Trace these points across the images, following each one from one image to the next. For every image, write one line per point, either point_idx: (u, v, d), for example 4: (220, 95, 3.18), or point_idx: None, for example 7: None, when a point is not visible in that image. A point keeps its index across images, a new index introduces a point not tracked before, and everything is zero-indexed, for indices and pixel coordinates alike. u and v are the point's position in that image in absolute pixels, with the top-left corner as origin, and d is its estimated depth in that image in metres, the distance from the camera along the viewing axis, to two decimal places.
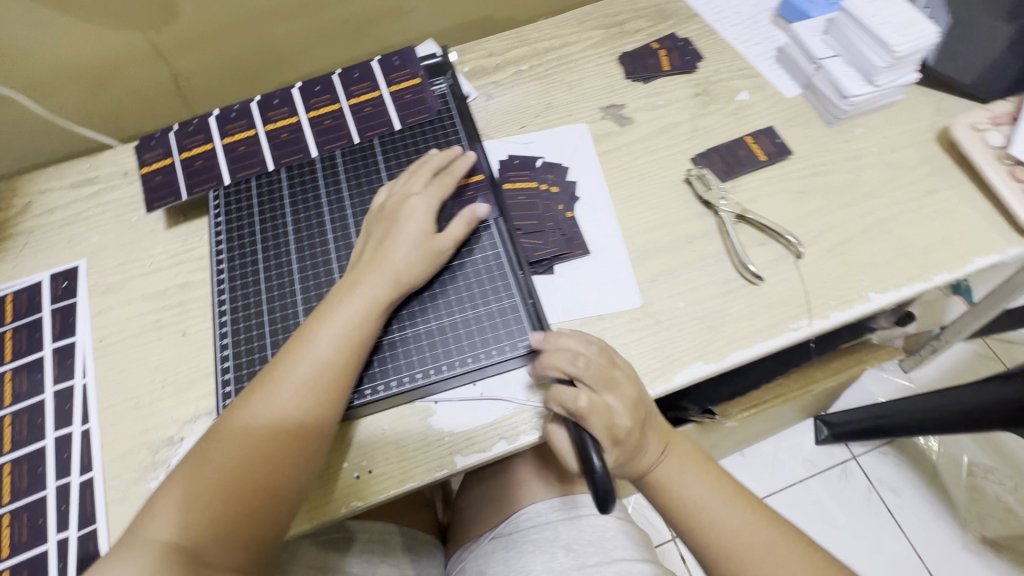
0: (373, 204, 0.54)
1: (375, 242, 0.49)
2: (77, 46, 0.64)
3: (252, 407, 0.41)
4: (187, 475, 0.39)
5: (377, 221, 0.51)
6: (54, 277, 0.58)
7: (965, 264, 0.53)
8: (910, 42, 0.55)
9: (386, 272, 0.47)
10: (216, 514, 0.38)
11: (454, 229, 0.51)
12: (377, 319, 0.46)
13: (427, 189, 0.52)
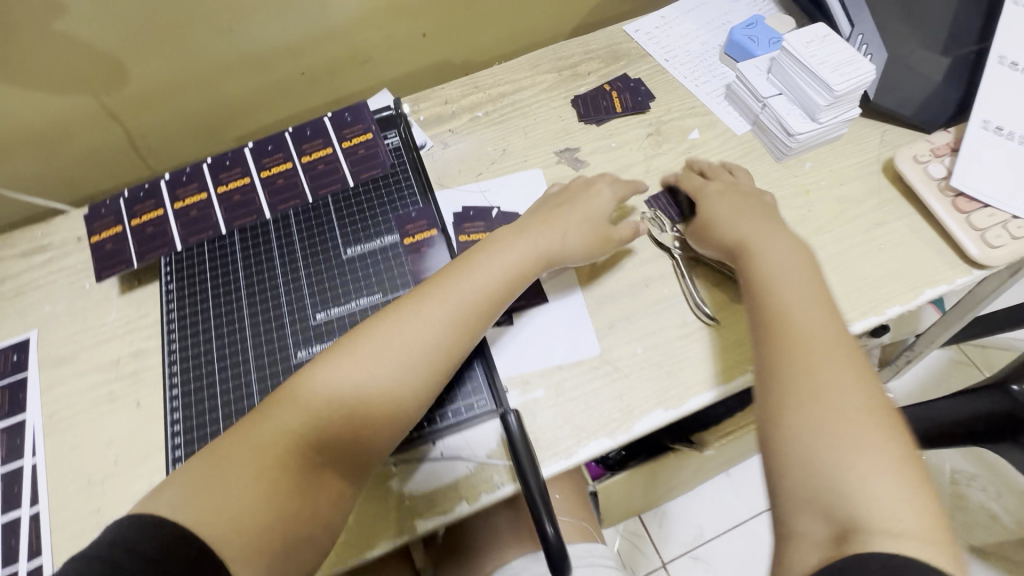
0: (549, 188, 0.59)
1: (516, 229, 0.53)
2: (27, 112, 0.64)
3: (363, 355, 0.44)
4: (280, 409, 0.41)
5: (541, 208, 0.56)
6: (4, 351, 0.57)
7: (916, 295, 0.54)
8: (847, 81, 0.57)
9: (512, 256, 0.51)
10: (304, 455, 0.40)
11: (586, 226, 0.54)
12: (495, 298, 0.49)
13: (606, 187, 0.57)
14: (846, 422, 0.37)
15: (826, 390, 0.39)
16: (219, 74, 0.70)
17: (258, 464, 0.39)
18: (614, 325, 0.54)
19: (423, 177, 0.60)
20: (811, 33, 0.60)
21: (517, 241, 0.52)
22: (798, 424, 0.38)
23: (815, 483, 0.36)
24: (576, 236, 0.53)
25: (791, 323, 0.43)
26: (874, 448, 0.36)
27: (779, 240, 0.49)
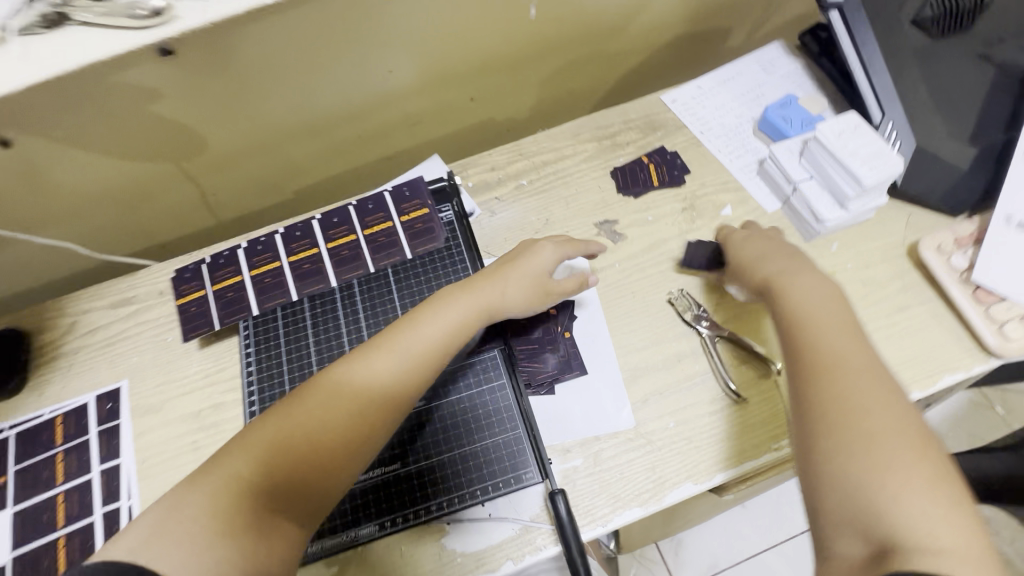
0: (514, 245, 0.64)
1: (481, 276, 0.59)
2: (114, 174, 0.69)
3: (357, 374, 0.50)
4: (276, 424, 0.47)
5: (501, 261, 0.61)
6: (99, 399, 0.64)
7: (934, 381, 0.58)
8: (876, 175, 0.60)
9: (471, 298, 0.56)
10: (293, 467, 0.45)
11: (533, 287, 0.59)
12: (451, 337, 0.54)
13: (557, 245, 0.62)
14: (880, 438, 0.40)
15: (862, 414, 0.42)
16: (285, 139, 0.75)
17: (255, 447, 0.45)
18: (647, 399, 0.59)
19: (474, 252, 0.66)
20: (843, 124, 0.64)
21: (476, 292, 0.57)
22: (831, 445, 0.42)
23: (859, 502, 0.39)
24: (519, 291, 0.58)
25: (826, 354, 0.46)
26: (908, 470, 0.39)
27: (809, 274, 0.53)
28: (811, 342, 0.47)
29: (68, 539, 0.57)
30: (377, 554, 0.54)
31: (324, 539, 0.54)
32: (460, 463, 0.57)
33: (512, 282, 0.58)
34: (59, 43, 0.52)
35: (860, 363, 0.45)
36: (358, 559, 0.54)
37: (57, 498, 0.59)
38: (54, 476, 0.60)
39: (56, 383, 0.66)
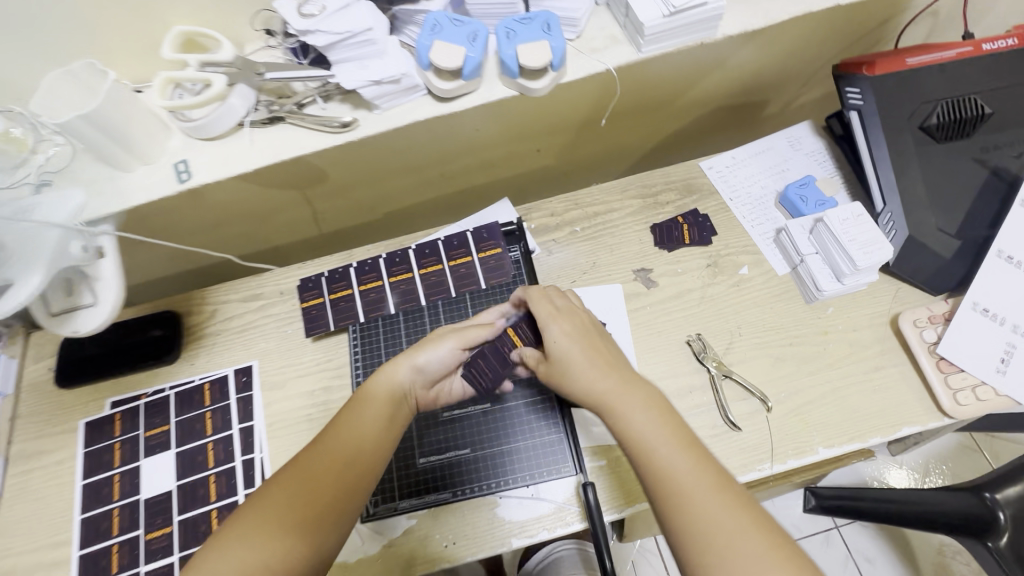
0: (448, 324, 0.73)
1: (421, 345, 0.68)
2: (254, 200, 0.84)
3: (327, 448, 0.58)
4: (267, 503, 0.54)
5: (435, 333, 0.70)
6: (236, 373, 0.83)
7: (895, 430, 0.72)
8: (870, 259, 0.74)
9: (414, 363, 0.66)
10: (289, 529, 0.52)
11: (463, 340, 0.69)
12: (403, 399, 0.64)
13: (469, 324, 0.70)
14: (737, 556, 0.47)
15: (704, 527, 0.49)
16: (388, 177, 0.90)
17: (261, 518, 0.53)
18: None
19: (535, 287, 0.82)
20: (850, 210, 0.76)
21: (384, 380, 0.64)
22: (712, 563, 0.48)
23: None
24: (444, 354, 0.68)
25: (670, 478, 0.52)
26: (755, 561, 0.46)
27: (632, 396, 0.58)
28: (655, 464, 0.53)
29: (217, 477, 0.76)
30: (446, 516, 0.71)
31: (410, 500, 0.72)
32: (510, 455, 0.74)
33: (402, 369, 0.65)
34: (275, 141, 0.64)
35: (685, 472, 0.52)
36: (432, 518, 0.71)
37: (208, 445, 0.78)
38: (205, 429, 0.79)
39: (203, 357, 0.85)
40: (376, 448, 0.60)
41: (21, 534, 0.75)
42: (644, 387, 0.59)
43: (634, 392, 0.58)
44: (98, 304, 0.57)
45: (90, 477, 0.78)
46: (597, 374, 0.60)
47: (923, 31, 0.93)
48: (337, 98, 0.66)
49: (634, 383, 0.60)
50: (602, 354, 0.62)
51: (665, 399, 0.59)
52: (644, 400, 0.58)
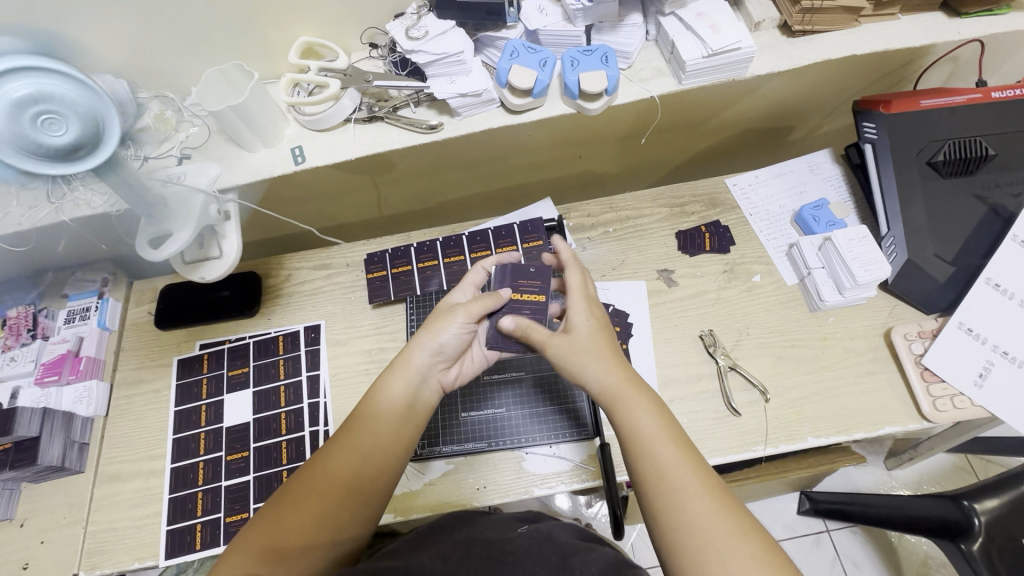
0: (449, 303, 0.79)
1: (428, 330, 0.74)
2: (331, 181, 0.94)
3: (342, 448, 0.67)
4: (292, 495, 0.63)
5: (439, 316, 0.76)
6: (306, 329, 0.96)
7: (877, 428, 0.82)
8: (869, 275, 0.83)
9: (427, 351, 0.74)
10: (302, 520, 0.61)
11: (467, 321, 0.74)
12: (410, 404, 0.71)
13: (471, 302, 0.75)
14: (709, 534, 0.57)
15: (679, 508, 0.59)
16: (448, 170, 1.01)
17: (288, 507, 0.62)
18: (672, 400, 0.86)
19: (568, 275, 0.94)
20: (856, 232, 0.86)
21: (405, 369, 0.72)
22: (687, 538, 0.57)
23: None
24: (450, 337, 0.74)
25: (663, 469, 0.62)
26: (721, 538, 0.56)
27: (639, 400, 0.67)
28: (645, 455, 0.63)
29: (288, 414, 0.90)
30: (479, 463, 0.83)
31: (450, 446, 0.84)
32: (534, 418, 0.86)
33: (420, 355, 0.73)
34: (373, 138, 0.77)
35: (673, 465, 0.61)
36: (468, 464, 0.84)
37: (280, 387, 0.92)
38: (279, 373, 0.93)
39: (278, 313, 0.98)
40: (380, 450, 0.67)
41: (124, 446, 0.90)
42: (641, 387, 0.68)
43: (634, 390, 0.68)
44: (223, 257, 0.71)
45: (181, 405, 0.92)
46: (603, 373, 0.69)
47: (942, 74, 1.01)
48: (425, 104, 0.79)
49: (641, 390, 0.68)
50: (611, 351, 0.71)
51: (662, 404, 0.67)
52: (643, 402, 0.67)
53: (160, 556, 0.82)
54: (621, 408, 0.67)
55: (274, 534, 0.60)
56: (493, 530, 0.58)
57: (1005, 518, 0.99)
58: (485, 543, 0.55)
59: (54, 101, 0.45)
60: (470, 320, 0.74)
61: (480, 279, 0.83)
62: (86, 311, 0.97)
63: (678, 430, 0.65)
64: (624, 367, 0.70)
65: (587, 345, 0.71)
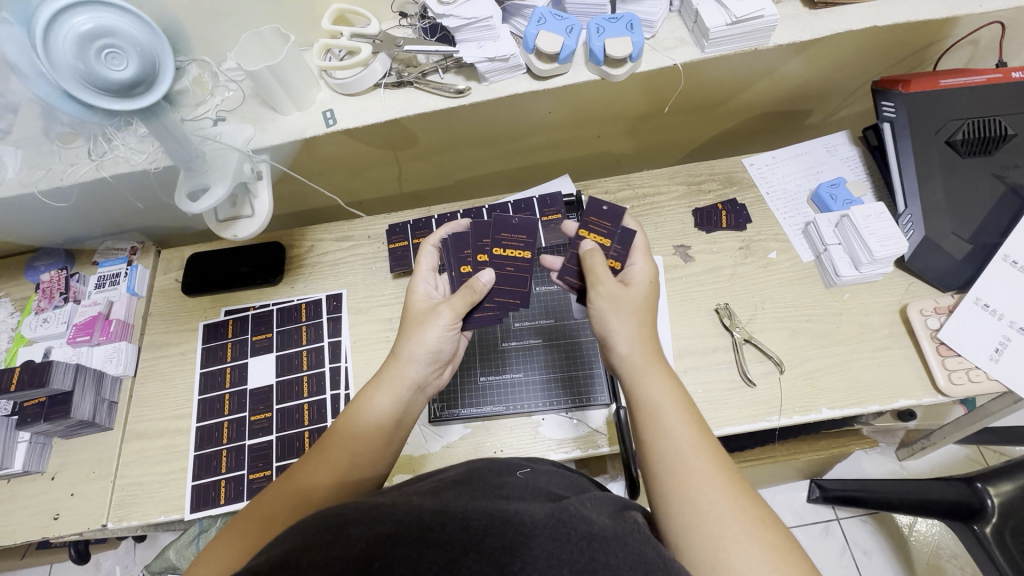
0: (416, 305, 0.78)
1: (412, 333, 0.73)
2: (353, 154, 0.96)
3: (328, 442, 0.66)
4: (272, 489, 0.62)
5: (415, 320, 0.75)
6: (328, 297, 0.98)
7: (892, 401, 0.83)
8: (887, 250, 0.84)
9: (419, 356, 0.72)
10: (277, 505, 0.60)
11: (454, 315, 0.74)
12: (396, 401, 0.70)
13: (453, 302, 0.75)
14: (719, 525, 0.52)
15: (696, 493, 0.54)
16: (468, 147, 1.03)
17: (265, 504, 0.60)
18: (686, 370, 0.87)
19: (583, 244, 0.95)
20: (874, 208, 0.87)
21: (397, 372, 0.71)
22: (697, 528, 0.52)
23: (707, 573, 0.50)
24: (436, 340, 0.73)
25: (677, 453, 0.58)
26: (740, 527, 0.51)
27: (658, 382, 0.65)
28: (663, 434, 0.60)
29: (310, 378, 0.92)
30: (496, 428, 0.86)
31: (469, 409, 0.86)
32: (553, 384, 0.88)
33: (414, 367, 0.72)
34: (401, 102, 0.80)
35: (692, 449, 0.58)
36: (485, 428, 0.86)
37: (303, 352, 0.94)
38: (302, 339, 0.95)
39: (300, 282, 1.01)
40: (364, 437, 0.66)
41: (151, 406, 0.92)
42: (663, 365, 0.67)
43: (655, 365, 0.67)
44: (255, 215, 0.74)
45: (206, 367, 0.95)
46: (627, 347, 0.69)
47: (963, 56, 1.01)
48: (453, 70, 0.82)
49: (666, 375, 0.66)
50: (647, 321, 0.71)
51: (682, 387, 0.65)
52: (664, 380, 0.65)
53: (184, 510, 0.84)
54: (642, 384, 0.65)
55: (239, 533, 0.58)
56: (493, 471, 0.59)
57: (1017, 501, 0.99)
58: (481, 481, 0.55)
59: (117, 35, 0.48)
60: (455, 320, 0.74)
61: (433, 261, 0.82)
62: (116, 276, 1.00)
63: (696, 414, 0.62)
64: (651, 341, 0.70)
65: (635, 303, 0.72)
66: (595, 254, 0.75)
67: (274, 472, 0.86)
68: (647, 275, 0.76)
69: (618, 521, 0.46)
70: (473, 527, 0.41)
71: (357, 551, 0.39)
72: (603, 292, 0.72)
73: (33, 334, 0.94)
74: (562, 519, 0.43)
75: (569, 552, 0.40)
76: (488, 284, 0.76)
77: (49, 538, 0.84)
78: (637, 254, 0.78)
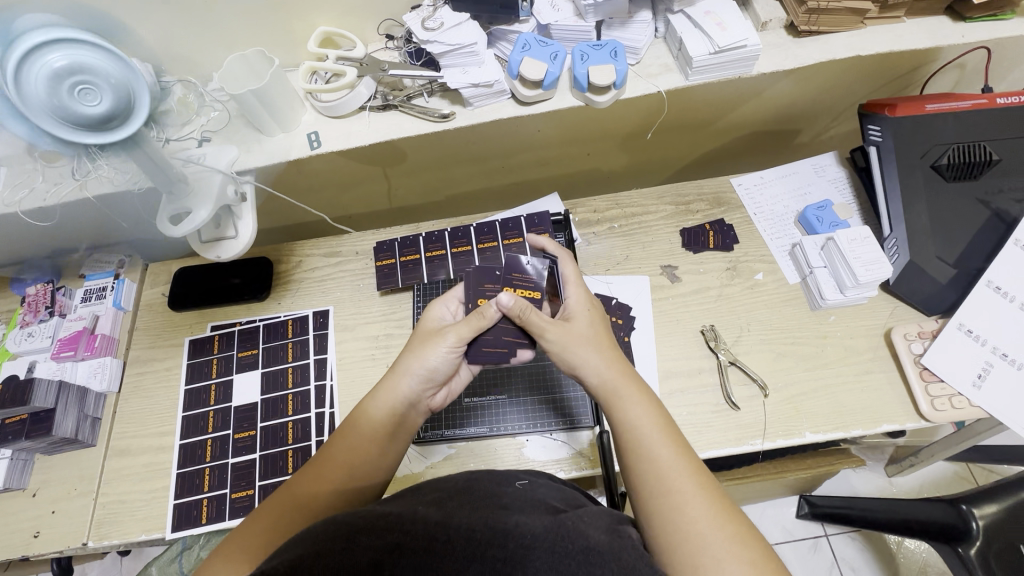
0: (427, 322, 0.78)
1: (416, 351, 0.73)
2: (339, 171, 0.96)
3: (330, 451, 0.66)
4: (276, 497, 0.62)
5: (422, 336, 0.75)
6: (315, 314, 0.98)
7: (875, 425, 0.83)
8: (871, 275, 0.84)
9: (421, 370, 0.72)
10: (279, 515, 0.60)
11: (458, 336, 0.73)
12: (392, 413, 0.69)
13: (461, 324, 0.74)
14: (699, 540, 0.52)
15: (675, 509, 0.54)
16: (456, 165, 1.03)
17: (270, 510, 0.61)
18: (671, 393, 0.87)
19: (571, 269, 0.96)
20: (859, 232, 0.87)
21: (392, 386, 0.70)
22: (679, 544, 0.53)
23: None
24: (438, 359, 0.72)
25: (659, 467, 0.58)
26: (719, 542, 0.52)
27: (638, 403, 0.64)
28: (640, 453, 0.60)
29: (295, 396, 0.92)
30: (482, 448, 0.85)
31: (454, 430, 0.86)
32: (542, 405, 0.88)
33: (409, 381, 0.71)
34: (387, 124, 0.80)
35: (672, 466, 0.58)
36: (470, 449, 0.85)
37: (288, 369, 0.94)
38: (287, 356, 0.95)
39: (287, 298, 1.00)
40: (367, 449, 0.66)
41: (134, 423, 0.92)
42: (636, 382, 0.66)
43: (629, 385, 0.66)
44: (238, 237, 0.76)
45: (191, 383, 0.94)
46: (597, 375, 0.67)
47: (949, 79, 1.02)
48: (438, 95, 0.82)
49: (647, 399, 0.65)
50: (606, 346, 0.70)
51: (662, 406, 0.65)
52: (641, 399, 0.64)
53: (166, 529, 0.84)
54: (618, 405, 0.64)
55: (242, 538, 0.59)
56: (492, 481, 0.58)
57: (1002, 523, 0.99)
58: (482, 489, 0.55)
59: (91, 72, 0.49)
60: (460, 342, 0.73)
61: (463, 294, 0.82)
62: (103, 290, 0.99)
63: (676, 432, 0.62)
64: (618, 362, 0.69)
65: (586, 334, 0.71)
66: (520, 305, 0.72)
67: (257, 491, 0.85)
68: (585, 303, 0.75)
69: (615, 537, 0.45)
70: (475, 538, 0.41)
71: (366, 561, 0.39)
72: (552, 337, 0.71)
73: (17, 349, 0.94)
74: (559, 533, 0.43)
75: (568, 565, 0.40)
76: (498, 313, 0.74)
77: (30, 556, 0.84)
78: (569, 283, 0.78)
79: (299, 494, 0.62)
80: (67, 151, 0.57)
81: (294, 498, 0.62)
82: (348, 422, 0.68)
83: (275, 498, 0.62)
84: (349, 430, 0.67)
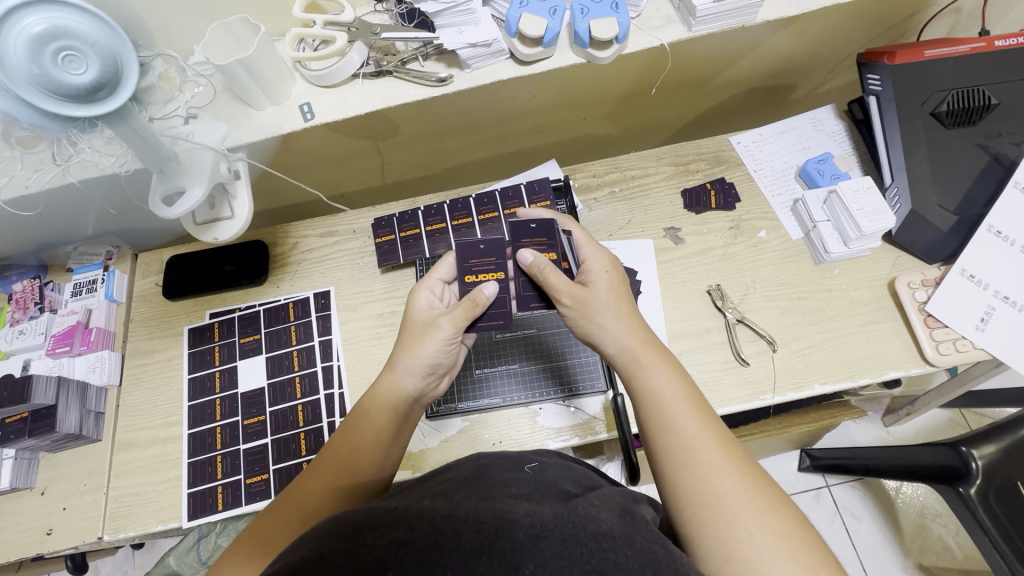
0: (414, 316, 0.75)
1: (410, 345, 0.72)
2: (328, 147, 0.92)
3: (329, 453, 0.66)
4: (274, 507, 0.62)
5: (415, 329, 0.73)
6: (316, 295, 0.96)
7: (882, 373, 0.84)
8: (875, 226, 0.84)
9: (421, 367, 0.71)
10: (276, 524, 0.59)
11: (455, 324, 0.72)
12: (389, 414, 0.68)
13: (453, 315, 0.72)
14: (731, 512, 0.52)
15: (705, 483, 0.55)
16: (451, 135, 0.99)
17: (267, 521, 0.60)
18: (681, 353, 0.88)
19: None
20: (863, 183, 0.86)
21: (389, 386, 0.70)
22: (709, 519, 0.53)
23: (720, 555, 0.51)
24: (434, 354, 0.71)
25: (689, 444, 0.58)
26: (751, 514, 0.52)
27: (663, 371, 0.64)
28: (667, 428, 0.60)
29: (302, 379, 0.90)
30: (494, 419, 0.85)
31: (466, 404, 0.86)
32: (555, 375, 0.87)
33: (409, 379, 0.70)
34: (382, 92, 0.77)
35: (698, 439, 0.58)
36: (483, 419, 0.85)
37: (294, 352, 0.92)
38: (291, 339, 0.93)
39: (286, 280, 0.98)
40: (368, 449, 0.65)
41: (140, 414, 0.90)
42: (660, 352, 0.66)
43: (652, 354, 0.66)
44: (235, 217, 0.73)
45: (194, 372, 0.92)
46: (625, 337, 0.68)
47: (945, 25, 1.01)
48: (434, 58, 0.79)
49: (679, 376, 0.64)
50: (625, 312, 0.70)
51: (683, 372, 0.65)
52: (664, 368, 0.64)
53: (182, 518, 0.83)
54: (641, 374, 0.64)
55: (246, 552, 0.57)
56: (502, 467, 0.58)
57: (1001, 463, 1.01)
58: (489, 478, 0.54)
59: (74, 36, 0.46)
60: (455, 332, 0.72)
61: (446, 272, 0.79)
62: (93, 283, 0.96)
63: (702, 402, 0.62)
64: (639, 330, 0.69)
65: (606, 299, 0.70)
66: (540, 263, 0.73)
67: (272, 475, 0.85)
68: (605, 266, 0.74)
69: (626, 521, 0.44)
70: (483, 529, 0.40)
71: (372, 559, 0.38)
72: (568, 300, 0.72)
73: (10, 347, 0.91)
74: (570, 520, 0.42)
75: (579, 553, 0.39)
76: (491, 296, 0.75)
77: (44, 553, 0.83)
78: (584, 247, 0.76)
79: (298, 501, 0.61)
80: (42, 129, 0.53)
81: (294, 505, 0.61)
82: (347, 426, 0.68)
83: (275, 506, 0.62)
84: (348, 431, 0.67)
